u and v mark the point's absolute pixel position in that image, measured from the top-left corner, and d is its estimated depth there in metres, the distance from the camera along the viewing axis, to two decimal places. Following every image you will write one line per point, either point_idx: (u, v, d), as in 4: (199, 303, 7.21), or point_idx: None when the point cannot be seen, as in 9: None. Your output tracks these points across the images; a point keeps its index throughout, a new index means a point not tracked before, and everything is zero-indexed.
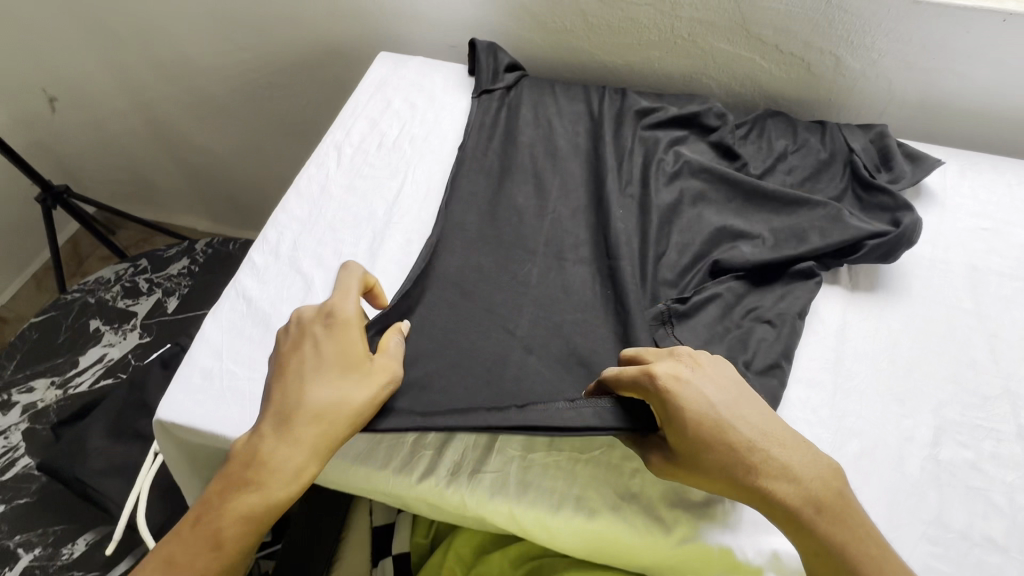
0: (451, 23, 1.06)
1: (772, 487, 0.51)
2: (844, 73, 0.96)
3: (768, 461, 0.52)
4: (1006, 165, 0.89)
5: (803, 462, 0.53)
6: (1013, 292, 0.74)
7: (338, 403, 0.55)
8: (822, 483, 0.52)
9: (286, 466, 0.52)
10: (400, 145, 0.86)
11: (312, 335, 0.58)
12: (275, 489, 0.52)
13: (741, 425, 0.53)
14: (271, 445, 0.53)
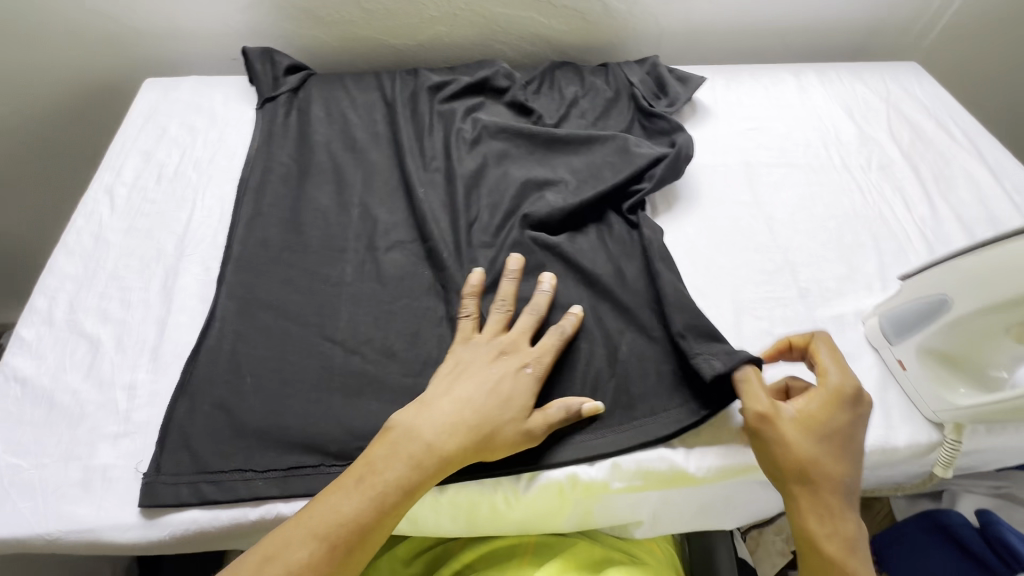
0: (223, 36, 0.99)
1: (799, 497, 0.53)
2: (614, 16, 1.03)
3: (843, 489, 0.54)
4: (761, 71, 1.01)
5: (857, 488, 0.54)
6: (780, 177, 0.84)
7: (443, 435, 0.54)
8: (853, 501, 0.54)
9: (372, 496, 0.51)
10: (182, 173, 0.79)
11: (489, 368, 0.59)
12: (357, 519, 0.50)
13: (847, 454, 0.55)
14: (365, 474, 0.52)
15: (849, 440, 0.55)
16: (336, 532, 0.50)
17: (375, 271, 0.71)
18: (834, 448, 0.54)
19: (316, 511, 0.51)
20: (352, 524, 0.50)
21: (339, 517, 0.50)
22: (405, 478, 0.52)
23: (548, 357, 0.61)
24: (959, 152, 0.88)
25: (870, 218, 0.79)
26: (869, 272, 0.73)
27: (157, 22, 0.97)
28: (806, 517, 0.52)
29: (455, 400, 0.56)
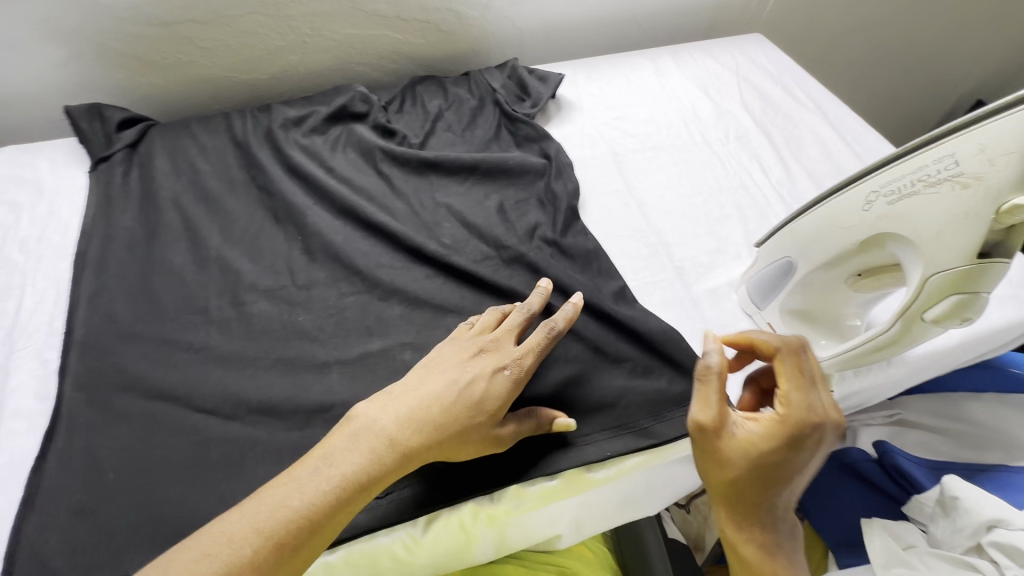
0: (44, 96, 0.90)
1: (735, 530, 0.49)
2: (469, 23, 1.02)
3: (765, 504, 0.48)
4: (618, 60, 1.03)
5: (798, 480, 0.50)
6: (648, 161, 0.87)
7: (409, 433, 0.51)
8: (786, 504, 0.49)
9: (328, 491, 0.47)
10: (6, 257, 0.70)
11: (463, 363, 0.56)
12: (304, 516, 0.46)
13: (773, 450, 0.48)
14: (321, 469, 0.48)
15: (767, 438, 0.48)
16: (281, 530, 0.45)
17: (243, 322, 0.66)
18: (744, 462, 0.48)
19: (261, 508, 0.46)
20: (301, 520, 0.46)
21: (291, 512, 0.46)
22: (360, 471, 0.49)
23: (528, 358, 0.57)
24: (803, 113, 0.94)
25: (732, 188, 0.83)
26: (737, 241, 0.76)
27: None
28: (730, 529, 0.49)
29: (425, 394, 0.53)
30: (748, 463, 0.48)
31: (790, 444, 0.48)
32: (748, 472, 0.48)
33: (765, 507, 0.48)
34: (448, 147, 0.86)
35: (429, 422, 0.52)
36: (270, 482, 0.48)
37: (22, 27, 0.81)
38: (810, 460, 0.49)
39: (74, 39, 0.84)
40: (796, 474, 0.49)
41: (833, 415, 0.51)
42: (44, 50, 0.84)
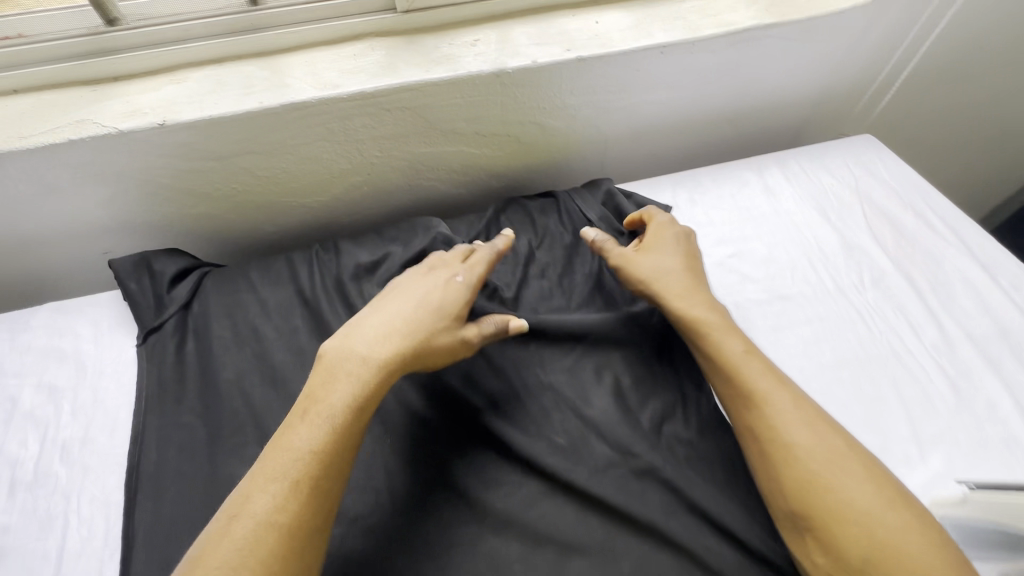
0: (83, 234, 0.79)
1: (772, 427, 0.56)
2: (553, 134, 0.91)
3: (772, 408, 0.57)
4: (721, 175, 0.92)
5: (758, 363, 0.61)
6: (777, 317, 0.75)
7: (376, 379, 0.57)
8: (797, 404, 0.58)
9: (295, 452, 0.51)
10: (44, 470, 0.59)
11: (423, 283, 0.66)
12: (282, 514, 0.48)
13: (687, 298, 0.67)
14: (282, 464, 0.51)
15: (686, 293, 0.68)
16: (259, 539, 0.46)
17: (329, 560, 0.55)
18: (710, 347, 0.63)
19: (236, 529, 0.47)
20: (281, 500, 0.49)
21: (258, 520, 0.47)
22: (329, 447, 0.52)
23: (481, 269, 0.68)
24: (946, 249, 0.82)
25: (882, 358, 0.71)
26: (901, 437, 0.65)
27: None
28: (776, 446, 0.55)
29: (383, 341, 0.59)
30: (754, 371, 0.60)
31: (705, 319, 0.65)
32: (761, 395, 0.58)
33: (784, 415, 0.57)
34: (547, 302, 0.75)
35: (395, 356, 0.58)
36: (224, 504, 0.50)
37: (62, 172, 0.71)
38: (694, 295, 0.68)
39: (119, 177, 0.74)
40: (758, 364, 0.61)
41: (674, 223, 0.76)
42: (84, 190, 0.74)
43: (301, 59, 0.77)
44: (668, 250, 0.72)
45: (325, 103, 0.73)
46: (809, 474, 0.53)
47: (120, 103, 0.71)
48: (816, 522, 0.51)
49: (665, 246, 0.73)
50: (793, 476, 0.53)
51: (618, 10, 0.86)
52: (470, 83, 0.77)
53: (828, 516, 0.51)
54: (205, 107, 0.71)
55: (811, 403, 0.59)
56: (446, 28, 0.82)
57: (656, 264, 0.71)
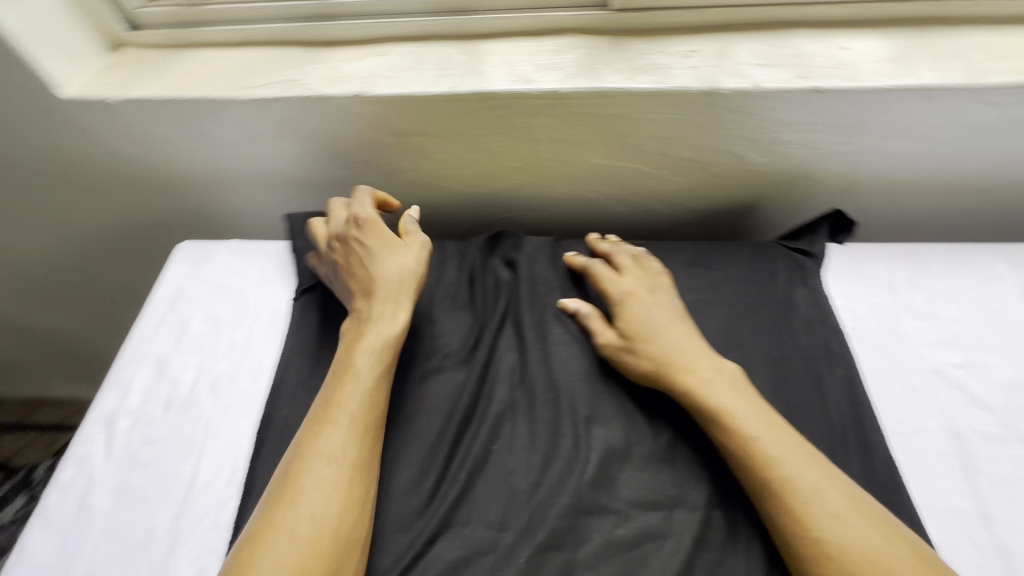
0: (270, 181, 0.86)
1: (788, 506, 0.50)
2: (749, 168, 0.79)
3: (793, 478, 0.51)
4: (958, 257, 0.73)
5: (775, 427, 0.55)
6: (1013, 463, 0.57)
7: (388, 333, 0.61)
8: (820, 472, 0.52)
9: (348, 404, 0.56)
10: (195, 397, 0.64)
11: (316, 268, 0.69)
12: (353, 457, 0.53)
13: (702, 363, 0.60)
14: (341, 414, 0.55)
15: (702, 354, 0.61)
16: (337, 478, 0.52)
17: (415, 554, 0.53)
18: (715, 419, 0.56)
19: (312, 461, 0.53)
20: (346, 444, 0.54)
21: (330, 464, 0.52)
22: (374, 394, 0.58)
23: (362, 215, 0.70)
24: None
25: None
26: None
27: (196, 169, 0.84)
28: (802, 522, 0.49)
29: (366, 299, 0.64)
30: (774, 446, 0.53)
31: (712, 395, 0.57)
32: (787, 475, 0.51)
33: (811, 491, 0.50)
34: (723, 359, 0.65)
35: (398, 306, 0.63)
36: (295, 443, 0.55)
37: (266, 124, 0.76)
38: (687, 364, 0.60)
39: (310, 138, 0.77)
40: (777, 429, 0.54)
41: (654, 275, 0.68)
42: (279, 142, 0.78)
43: (500, 48, 0.74)
44: (659, 319, 0.64)
45: (516, 98, 0.69)
46: (843, 545, 0.47)
47: (326, 67, 0.74)
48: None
49: (655, 320, 0.64)
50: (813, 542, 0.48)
51: (874, 36, 0.70)
52: (676, 99, 0.68)
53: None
54: (401, 84, 0.70)
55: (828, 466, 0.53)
56: (658, 33, 0.74)
57: (662, 347, 0.61)
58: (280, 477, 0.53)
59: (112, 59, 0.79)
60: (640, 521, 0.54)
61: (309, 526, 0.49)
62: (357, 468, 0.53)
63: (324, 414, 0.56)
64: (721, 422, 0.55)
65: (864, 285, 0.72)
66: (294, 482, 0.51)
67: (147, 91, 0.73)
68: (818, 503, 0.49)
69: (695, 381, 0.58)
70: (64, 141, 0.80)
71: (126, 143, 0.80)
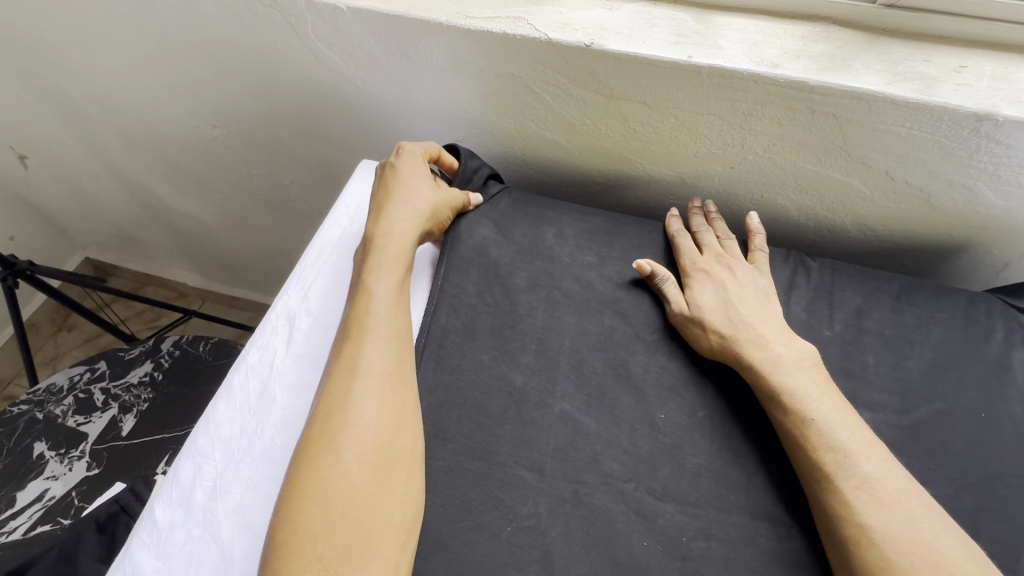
0: (452, 118, 0.84)
1: (875, 539, 0.47)
2: (976, 209, 0.71)
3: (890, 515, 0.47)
4: None
5: (881, 502, 0.48)
6: None
7: (400, 253, 0.65)
8: (913, 561, 0.45)
9: (374, 322, 0.59)
10: None
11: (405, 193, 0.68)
12: (392, 367, 0.57)
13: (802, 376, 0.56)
14: (367, 329, 0.58)
15: (778, 330, 0.61)
16: (376, 389, 0.55)
17: (582, 520, 0.53)
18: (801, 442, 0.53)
19: (341, 374, 0.56)
20: (380, 359, 0.57)
21: (363, 376, 0.56)
22: (392, 309, 0.61)
23: (409, 161, 0.71)
24: None
25: None
26: None
27: (385, 91, 0.84)
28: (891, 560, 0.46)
29: (384, 220, 0.67)
30: (874, 480, 0.49)
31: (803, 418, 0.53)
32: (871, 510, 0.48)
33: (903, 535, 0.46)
34: (921, 410, 0.59)
35: (411, 230, 0.67)
36: (339, 351, 0.58)
37: (476, 60, 0.74)
38: (787, 415, 0.54)
39: (514, 81, 0.75)
40: (878, 503, 0.48)
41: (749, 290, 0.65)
42: (479, 79, 0.77)
43: (739, 24, 0.69)
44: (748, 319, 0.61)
45: (754, 81, 0.64)
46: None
47: (553, 11, 0.71)
48: None
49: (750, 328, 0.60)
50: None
51: None
52: (936, 116, 0.61)
53: None
54: (634, 43, 0.67)
55: (931, 555, 0.45)
56: (924, 40, 0.66)
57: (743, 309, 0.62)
58: (326, 380, 0.57)
59: None
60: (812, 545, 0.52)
61: (360, 431, 0.53)
62: (394, 376, 0.57)
63: (346, 327, 0.59)
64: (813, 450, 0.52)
65: None
66: (334, 389, 0.55)
67: (372, 2, 0.72)
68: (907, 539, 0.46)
69: (800, 431, 0.53)
70: (274, 38, 0.81)
71: (331, 51, 0.80)
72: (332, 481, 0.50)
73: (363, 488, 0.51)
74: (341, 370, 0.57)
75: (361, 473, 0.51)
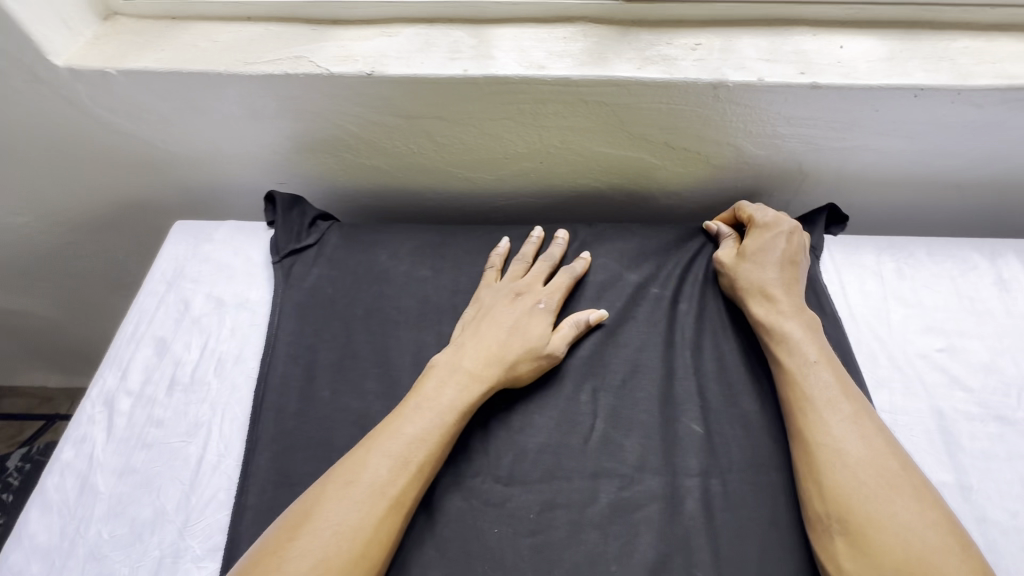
0: (269, 162, 0.83)
1: (858, 468, 0.53)
2: (747, 161, 0.82)
3: (879, 454, 0.54)
4: (938, 249, 0.76)
5: (863, 435, 0.55)
6: (990, 439, 0.61)
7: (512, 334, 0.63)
8: (882, 484, 0.52)
9: (414, 399, 0.58)
10: (199, 377, 0.63)
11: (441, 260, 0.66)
12: (410, 445, 0.54)
13: (808, 342, 0.62)
14: (411, 403, 0.57)
15: (794, 294, 0.67)
16: (412, 454, 0.54)
17: (435, 525, 0.55)
18: (793, 382, 0.59)
19: (371, 441, 0.55)
20: (405, 433, 0.55)
21: (385, 450, 0.54)
22: (442, 387, 0.59)
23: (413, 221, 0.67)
24: None
25: None
26: None
27: (190, 145, 0.81)
28: (862, 482, 0.52)
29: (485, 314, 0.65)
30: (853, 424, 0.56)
31: (806, 365, 0.60)
32: (862, 446, 0.54)
33: (896, 472, 0.53)
34: (723, 345, 0.67)
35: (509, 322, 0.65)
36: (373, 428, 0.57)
37: (269, 102, 0.74)
38: (791, 353, 0.61)
39: (315, 117, 0.76)
40: (859, 433, 0.55)
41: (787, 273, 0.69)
42: (280, 120, 0.77)
43: (508, 33, 0.74)
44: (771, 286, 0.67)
45: (528, 84, 0.70)
46: (903, 516, 0.50)
47: (334, 46, 0.73)
48: (851, 530, 0.50)
49: (770, 298, 0.66)
50: (853, 492, 0.52)
51: (868, 36, 0.74)
52: (683, 90, 0.70)
53: (844, 533, 0.50)
54: (412, 66, 0.70)
55: (911, 491, 0.52)
56: (666, 25, 0.75)
57: (761, 274, 0.67)
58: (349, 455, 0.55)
59: (106, 29, 0.76)
60: (645, 487, 0.57)
61: (353, 506, 0.50)
62: (413, 456, 0.54)
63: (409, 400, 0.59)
64: (806, 394, 0.58)
65: (856, 272, 0.75)
66: (351, 459, 0.54)
67: (147, 63, 0.71)
68: (888, 471, 0.53)
69: (805, 379, 0.59)
70: (50, 111, 0.76)
71: (119, 117, 0.77)
72: (297, 554, 0.47)
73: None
74: (372, 440, 0.55)
75: (334, 550, 0.48)
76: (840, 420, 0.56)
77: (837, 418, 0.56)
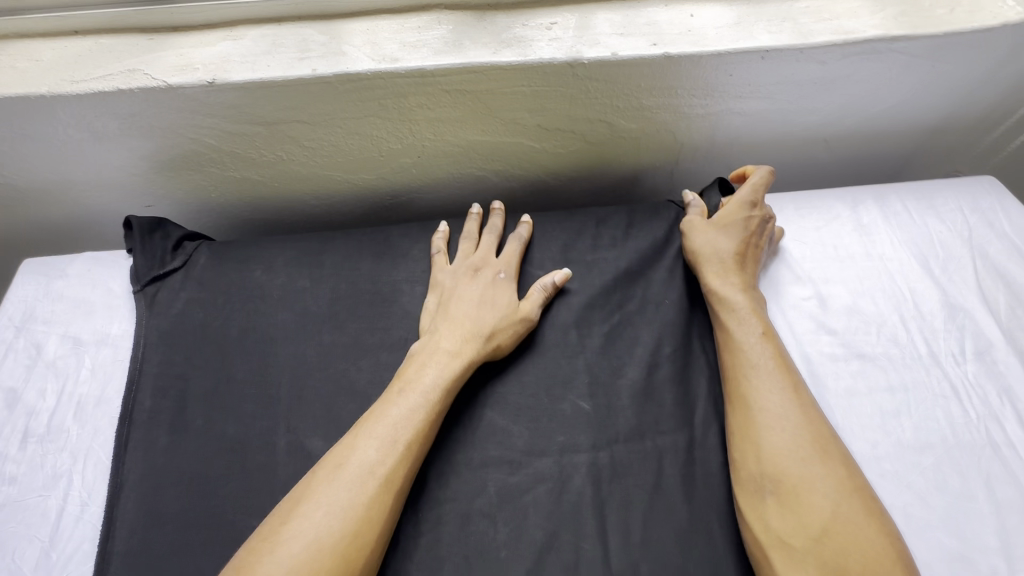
0: (128, 185, 0.78)
1: (791, 433, 0.55)
2: (623, 136, 0.82)
3: (813, 421, 0.56)
4: (805, 203, 0.80)
5: (796, 401, 0.57)
6: (852, 377, 0.65)
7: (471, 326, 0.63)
8: (815, 448, 0.54)
9: (404, 389, 0.57)
10: (56, 425, 0.59)
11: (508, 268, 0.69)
12: (400, 440, 0.54)
13: (752, 315, 0.64)
14: (404, 393, 0.57)
15: (747, 267, 0.69)
16: (400, 433, 0.54)
17: None
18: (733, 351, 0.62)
19: (364, 433, 0.54)
20: (398, 427, 0.54)
21: (377, 443, 0.53)
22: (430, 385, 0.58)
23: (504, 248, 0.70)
24: None
25: (975, 447, 0.61)
26: (987, 546, 0.55)
27: (33, 176, 0.75)
28: (795, 445, 0.54)
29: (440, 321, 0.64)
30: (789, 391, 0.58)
31: (744, 334, 0.62)
32: (798, 410, 0.57)
33: (824, 436, 0.55)
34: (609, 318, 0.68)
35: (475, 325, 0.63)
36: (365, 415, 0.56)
37: (109, 121, 0.69)
38: (738, 324, 0.63)
39: (166, 133, 0.71)
40: (791, 400, 0.57)
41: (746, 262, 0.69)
42: (128, 140, 0.72)
43: (361, 26, 0.72)
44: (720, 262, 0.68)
45: (383, 79, 0.68)
46: (825, 477, 0.52)
47: (172, 55, 0.68)
48: (784, 487, 0.52)
49: (724, 272, 0.68)
50: (783, 456, 0.54)
51: (716, 4, 0.76)
52: (541, 71, 0.70)
53: (774, 490, 0.53)
54: (258, 70, 0.67)
55: (840, 455, 0.54)
56: (522, 6, 0.75)
57: (718, 245, 0.70)
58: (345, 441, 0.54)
59: None
60: (533, 469, 0.58)
61: (333, 509, 0.49)
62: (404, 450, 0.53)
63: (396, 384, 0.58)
64: (746, 363, 0.60)
65: None
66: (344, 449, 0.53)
67: None
68: (824, 439, 0.55)
69: (748, 347, 0.61)
70: None
71: None
72: (273, 561, 0.46)
73: (333, 557, 0.47)
74: (369, 426, 0.55)
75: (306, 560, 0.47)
76: (778, 385, 0.58)
77: (776, 385, 0.58)
